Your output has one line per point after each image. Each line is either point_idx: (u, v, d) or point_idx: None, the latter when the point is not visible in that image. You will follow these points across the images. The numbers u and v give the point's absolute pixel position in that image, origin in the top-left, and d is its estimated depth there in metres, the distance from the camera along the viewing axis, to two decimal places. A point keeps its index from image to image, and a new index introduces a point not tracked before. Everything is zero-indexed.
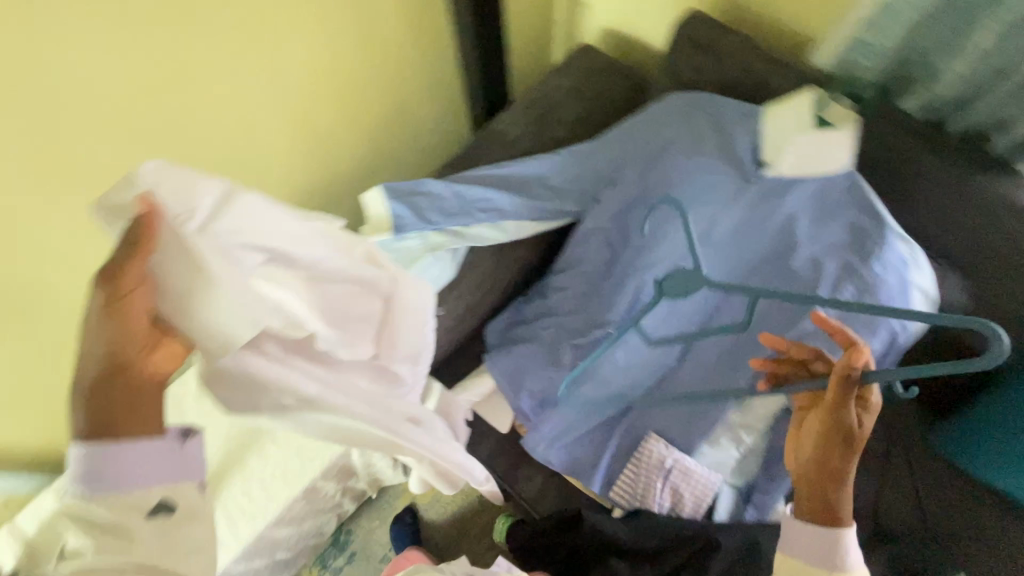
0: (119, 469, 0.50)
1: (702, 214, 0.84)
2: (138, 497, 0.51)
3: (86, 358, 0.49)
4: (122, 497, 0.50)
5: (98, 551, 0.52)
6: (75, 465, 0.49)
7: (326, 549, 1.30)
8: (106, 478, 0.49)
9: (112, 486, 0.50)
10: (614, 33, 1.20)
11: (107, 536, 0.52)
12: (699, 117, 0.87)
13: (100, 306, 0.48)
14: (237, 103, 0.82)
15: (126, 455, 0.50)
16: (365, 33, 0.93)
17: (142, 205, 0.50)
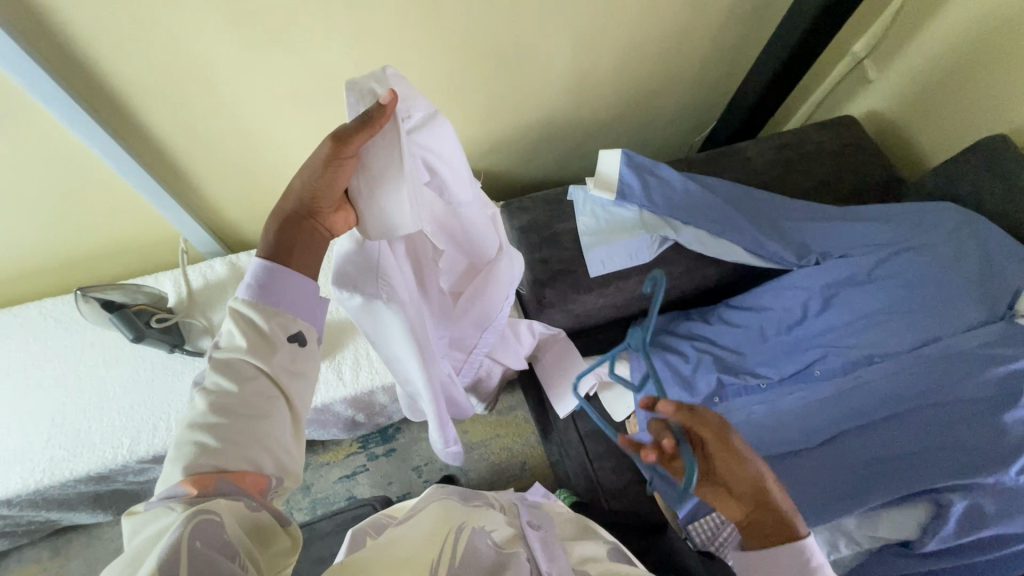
0: (279, 292, 0.52)
1: (923, 326, 0.83)
2: (284, 321, 0.52)
3: (290, 187, 0.54)
4: (274, 318, 0.51)
5: (248, 350, 0.49)
6: (249, 276, 0.52)
7: (372, 434, 1.34)
8: (272, 294, 0.52)
9: (268, 300, 0.51)
10: (889, 122, 1.19)
11: (257, 342, 0.50)
12: (967, 237, 0.85)
13: (323, 157, 0.51)
14: (560, 16, 0.88)
15: (284, 279, 0.52)
16: (684, 12, 0.97)
17: (387, 96, 0.51)
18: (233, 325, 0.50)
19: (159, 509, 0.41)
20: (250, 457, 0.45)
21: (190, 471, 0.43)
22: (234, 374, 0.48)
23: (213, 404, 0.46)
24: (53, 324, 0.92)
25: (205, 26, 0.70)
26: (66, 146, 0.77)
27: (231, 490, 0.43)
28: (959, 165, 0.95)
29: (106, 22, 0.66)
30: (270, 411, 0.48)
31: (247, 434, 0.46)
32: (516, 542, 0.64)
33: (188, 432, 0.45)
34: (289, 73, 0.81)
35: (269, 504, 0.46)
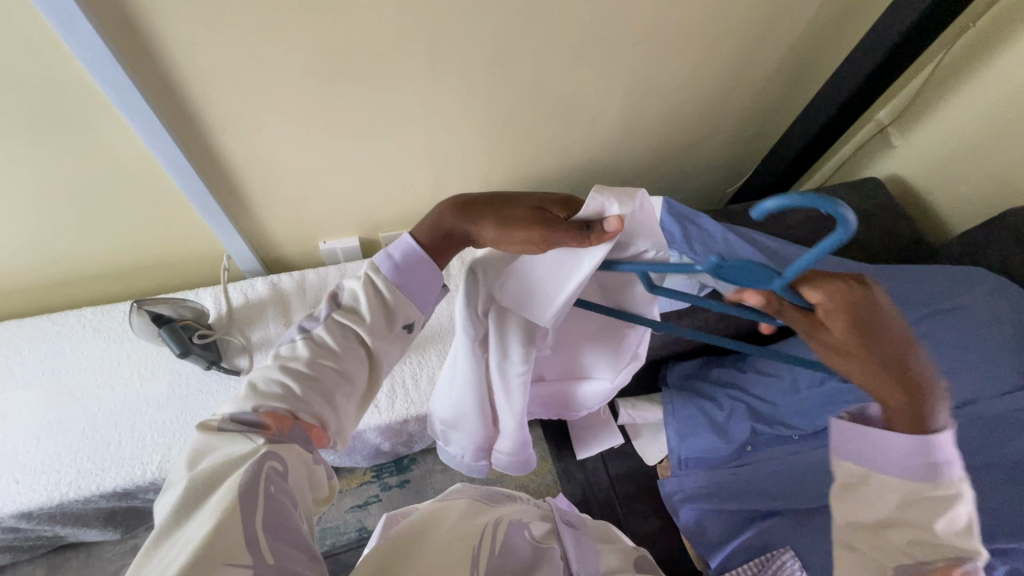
0: (412, 283, 0.50)
1: (962, 388, 0.84)
2: (406, 311, 0.50)
3: (478, 215, 0.51)
4: (399, 303, 0.49)
5: (370, 321, 0.47)
6: (394, 250, 0.50)
7: (386, 463, 1.30)
8: (405, 280, 0.49)
9: (402, 285, 0.49)
10: (910, 188, 1.26)
11: (379, 316, 0.48)
12: (1003, 302, 0.88)
13: (529, 232, 0.49)
14: (614, 72, 0.93)
15: (419, 275, 0.50)
16: (727, 76, 1.03)
17: (614, 223, 0.48)
18: (362, 289, 0.48)
19: (237, 435, 0.40)
20: (323, 412, 0.44)
21: (272, 406, 0.42)
22: (338, 336, 0.47)
23: (308, 352, 0.45)
24: (91, 333, 0.92)
25: (290, 61, 0.74)
26: (139, 162, 0.79)
27: (301, 441, 0.42)
28: (986, 236, 1.01)
29: (203, 54, 0.69)
30: (356, 380, 0.47)
31: (330, 391, 0.45)
32: (552, 537, 0.50)
33: (275, 371, 0.44)
34: (358, 109, 0.83)
35: (324, 460, 0.46)
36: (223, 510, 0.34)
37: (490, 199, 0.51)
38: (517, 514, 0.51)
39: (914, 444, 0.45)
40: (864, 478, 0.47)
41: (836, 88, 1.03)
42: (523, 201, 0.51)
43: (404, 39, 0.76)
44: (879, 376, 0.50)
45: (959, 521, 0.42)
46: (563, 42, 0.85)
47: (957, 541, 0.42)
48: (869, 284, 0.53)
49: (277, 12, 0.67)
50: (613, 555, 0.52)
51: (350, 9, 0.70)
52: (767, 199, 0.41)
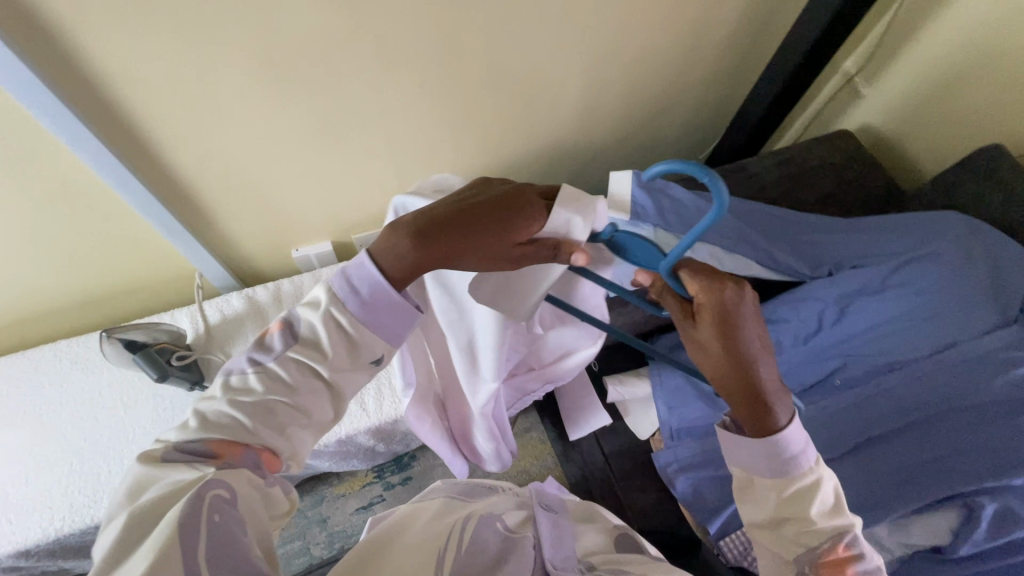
0: (381, 317, 0.48)
1: (940, 332, 0.84)
2: (370, 345, 0.48)
3: (462, 240, 0.47)
4: (363, 338, 0.48)
5: (329, 355, 0.47)
6: (361, 286, 0.47)
7: (387, 462, 1.30)
8: (372, 315, 0.48)
9: (373, 323, 0.48)
10: (882, 137, 1.25)
11: (339, 350, 0.47)
12: (974, 245, 0.89)
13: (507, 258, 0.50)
14: (570, 48, 0.91)
15: (394, 305, 0.48)
16: (686, 40, 1.01)
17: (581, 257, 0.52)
18: (319, 322, 0.47)
19: (184, 466, 0.40)
20: (277, 440, 0.44)
21: (221, 435, 0.42)
22: (293, 371, 0.46)
23: (262, 387, 0.45)
24: (69, 366, 0.91)
25: (234, 71, 0.71)
26: (90, 186, 0.77)
27: (250, 467, 0.43)
28: (958, 177, 1.01)
29: (139, 69, 0.67)
30: (315, 413, 0.47)
31: (284, 424, 0.45)
32: (527, 525, 0.50)
33: (225, 403, 0.44)
34: (313, 111, 0.81)
35: (282, 482, 0.46)
36: (161, 544, 0.33)
37: (473, 220, 0.47)
38: (490, 507, 0.51)
39: (767, 447, 0.49)
40: (749, 479, 0.51)
41: (798, 42, 1.01)
42: (509, 223, 0.48)
43: (349, 34, 0.74)
44: (728, 384, 0.49)
45: (824, 505, 0.49)
46: (514, 23, 0.83)
47: (830, 522, 0.48)
48: (744, 283, 0.50)
49: (212, 18, 0.65)
50: (591, 537, 0.52)
51: (287, 9, 0.68)
52: (662, 161, 0.44)
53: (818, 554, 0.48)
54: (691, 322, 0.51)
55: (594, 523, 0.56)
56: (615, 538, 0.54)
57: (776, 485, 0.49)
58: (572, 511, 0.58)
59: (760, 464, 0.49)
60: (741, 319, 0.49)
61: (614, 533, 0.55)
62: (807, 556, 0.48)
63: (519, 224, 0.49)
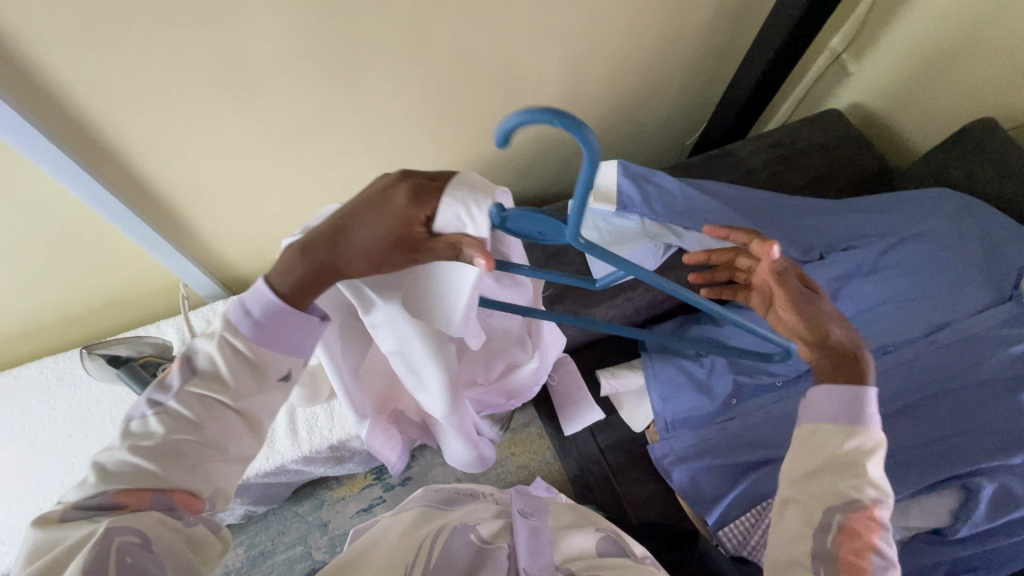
0: (276, 335, 0.45)
1: (933, 312, 0.83)
2: (276, 364, 0.46)
3: (338, 246, 0.42)
4: (265, 359, 0.45)
5: (230, 384, 0.44)
6: (251, 306, 0.44)
7: (385, 464, 1.27)
8: (266, 333, 0.45)
9: (270, 345, 0.45)
10: (872, 114, 1.23)
11: (242, 376, 0.44)
12: (966, 221, 0.88)
13: (393, 256, 0.43)
14: (547, 38, 0.90)
15: (285, 324, 0.45)
16: (666, 24, 0.99)
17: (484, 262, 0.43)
18: (215, 350, 0.44)
19: (86, 521, 0.38)
20: (190, 479, 0.42)
21: (122, 485, 0.40)
22: (197, 406, 0.43)
23: (162, 429, 0.42)
24: (55, 382, 0.90)
25: (201, 76, 0.70)
26: (60, 201, 0.76)
27: (162, 510, 0.40)
28: (948, 153, 0.99)
29: (100, 80, 0.65)
30: (229, 446, 0.44)
31: (197, 463, 0.42)
32: (504, 534, 0.49)
33: (123, 451, 0.41)
34: (286, 116, 0.80)
35: (208, 521, 0.44)
36: None
37: (350, 219, 0.42)
38: (466, 517, 0.51)
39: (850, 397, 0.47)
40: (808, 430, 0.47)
41: (780, 21, 0.99)
42: (385, 216, 0.41)
43: (318, 34, 0.72)
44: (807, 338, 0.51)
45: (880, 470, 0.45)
46: (486, 14, 0.81)
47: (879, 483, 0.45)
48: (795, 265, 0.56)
49: (172, 25, 0.64)
50: (576, 542, 0.51)
51: (250, 11, 0.66)
52: (509, 114, 0.35)
53: (857, 510, 0.43)
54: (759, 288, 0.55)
55: (581, 527, 0.55)
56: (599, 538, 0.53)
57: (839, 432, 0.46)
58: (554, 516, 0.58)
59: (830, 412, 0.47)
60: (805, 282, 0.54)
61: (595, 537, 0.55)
62: (842, 506, 0.43)
63: (399, 216, 0.41)
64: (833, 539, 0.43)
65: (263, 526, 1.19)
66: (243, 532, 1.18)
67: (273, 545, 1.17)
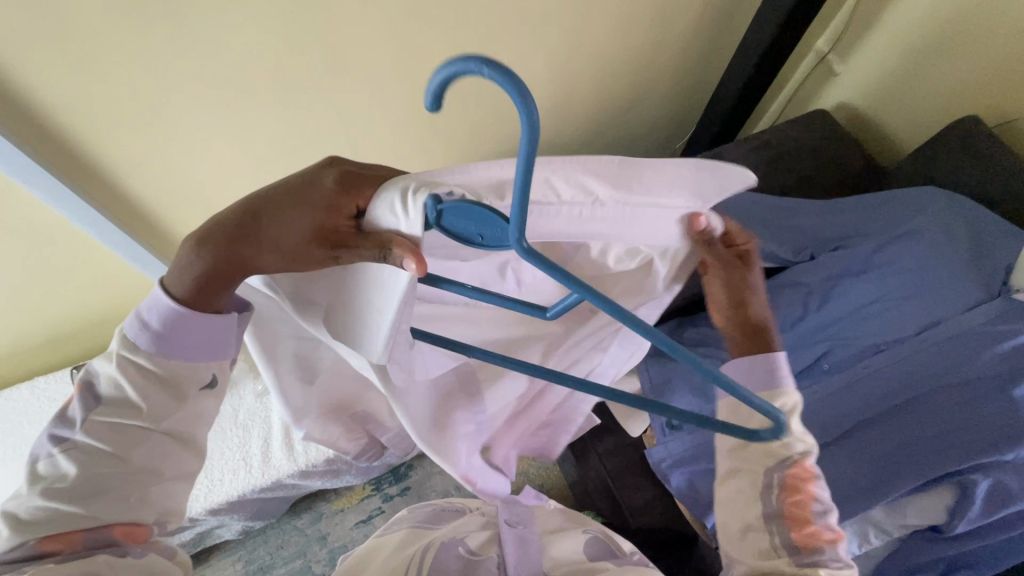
0: (184, 339, 0.43)
1: (925, 310, 0.84)
2: (191, 373, 0.45)
3: (250, 237, 0.42)
4: (175, 370, 0.44)
5: (145, 410, 0.43)
6: (153, 313, 0.43)
7: (383, 474, 1.26)
8: (173, 339, 0.43)
9: (173, 352, 0.43)
10: (858, 114, 1.24)
11: (154, 398, 0.43)
12: (952, 219, 0.88)
13: (309, 247, 0.40)
14: (533, 46, 0.90)
15: (192, 328, 0.43)
16: (650, 30, 1.00)
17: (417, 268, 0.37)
18: (118, 374, 0.43)
19: (18, 569, 0.39)
20: (123, 511, 0.42)
21: (43, 532, 0.39)
22: (109, 436, 0.42)
23: (76, 468, 0.41)
24: (47, 403, 0.90)
25: (186, 95, 0.70)
26: (47, 219, 0.75)
27: (99, 544, 0.41)
28: (934, 149, 1.01)
29: (86, 101, 0.65)
30: (167, 468, 0.45)
31: (130, 492, 0.42)
32: (491, 546, 0.50)
33: (36, 496, 0.40)
34: (276, 130, 0.80)
35: (153, 544, 0.44)
36: None
37: (269, 208, 0.42)
38: (451, 532, 0.51)
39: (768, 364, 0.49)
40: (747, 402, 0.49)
41: (764, 23, 1.00)
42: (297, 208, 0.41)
43: (306, 47, 0.73)
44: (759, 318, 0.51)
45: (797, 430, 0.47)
46: (471, 25, 0.82)
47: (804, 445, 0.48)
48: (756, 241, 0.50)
49: (158, 41, 0.64)
50: (560, 549, 0.51)
51: (234, 29, 0.67)
52: (433, 73, 0.30)
53: (788, 466, 0.46)
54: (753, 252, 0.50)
55: (566, 532, 0.55)
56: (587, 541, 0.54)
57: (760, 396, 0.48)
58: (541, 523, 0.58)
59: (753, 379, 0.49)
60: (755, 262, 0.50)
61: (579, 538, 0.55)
62: (781, 464, 0.47)
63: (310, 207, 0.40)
64: (777, 497, 0.46)
65: (262, 540, 1.18)
66: (242, 547, 1.17)
67: (272, 559, 1.16)
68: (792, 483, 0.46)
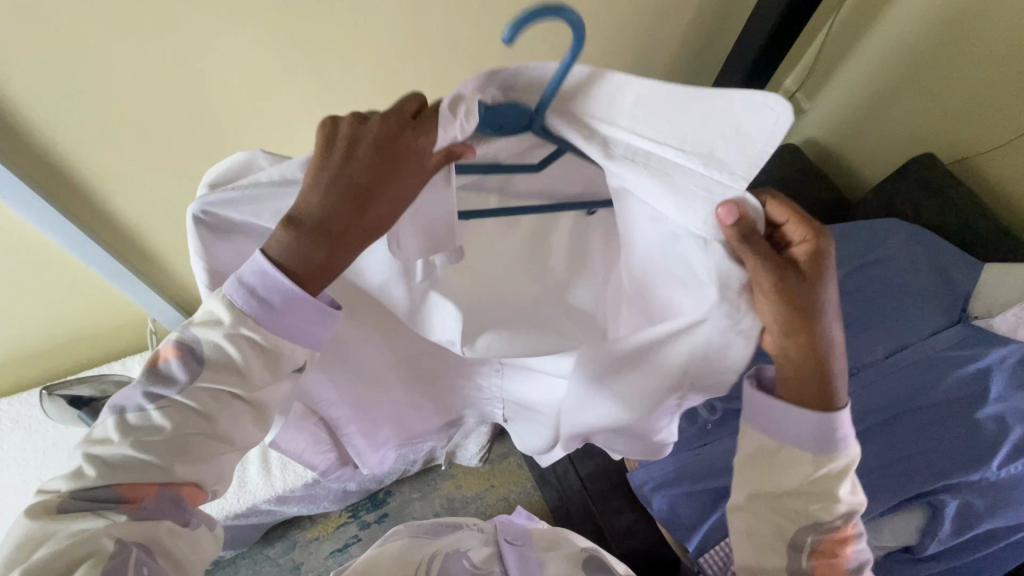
0: (293, 324, 0.39)
1: (894, 334, 0.87)
2: (292, 353, 0.40)
3: (355, 205, 0.36)
4: (282, 346, 0.39)
5: (247, 375, 0.38)
6: (263, 290, 0.38)
7: (361, 500, 1.23)
8: (281, 321, 0.39)
9: (283, 332, 0.39)
10: (824, 150, 1.31)
11: (257, 363, 0.39)
12: (914, 248, 0.93)
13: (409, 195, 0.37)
14: None
15: (303, 312, 0.39)
16: (631, 65, 1.05)
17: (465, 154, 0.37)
18: (227, 338, 0.38)
19: (84, 513, 0.34)
20: (201, 472, 0.38)
21: (127, 477, 0.35)
22: (208, 401, 0.38)
23: (169, 422, 0.37)
24: (11, 425, 0.86)
25: (177, 113, 0.70)
26: (23, 233, 0.74)
27: (170, 508, 0.36)
28: (895, 186, 1.06)
29: (73, 117, 0.65)
30: (236, 437, 0.40)
31: (202, 455, 0.38)
32: (491, 561, 0.49)
33: (121, 445, 0.36)
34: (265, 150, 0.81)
35: (205, 518, 0.40)
36: None
37: (358, 165, 0.36)
38: (455, 544, 0.50)
39: (824, 422, 0.46)
40: (775, 449, 0.48)
41: (738, 62, 1.06)
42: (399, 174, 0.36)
43: (297, 72, 0.74)
44: (819, 358, 0.45)
45: (848, 489, 0.47)
46: (460, 56, 0.85)
47: (850, 502, 0.48)
48: (830, 244, 0.42)
49: (151, 61, 0.64)
50: (559, 562, 0.50)
51: (228, 51, 0.68)
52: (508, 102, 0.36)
53: (826, 530, 0.47)
54: (820, 268, 0.42)
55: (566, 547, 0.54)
56: (584, 559, 0.51)
57: (809, 462, 0.47)
58: (538, 540, 0.56)
59: (802, 435, 0.46)
60: (826, 274, 0.43)
61: (580, 556, 0.52)
62: (818, 531, 0.47)
63: (417, 172, 0.36)
64: (809, 560, 0.47)
65: (232, 571, 1.13)
66: None
67: None
68: (825, 547, 0.47)
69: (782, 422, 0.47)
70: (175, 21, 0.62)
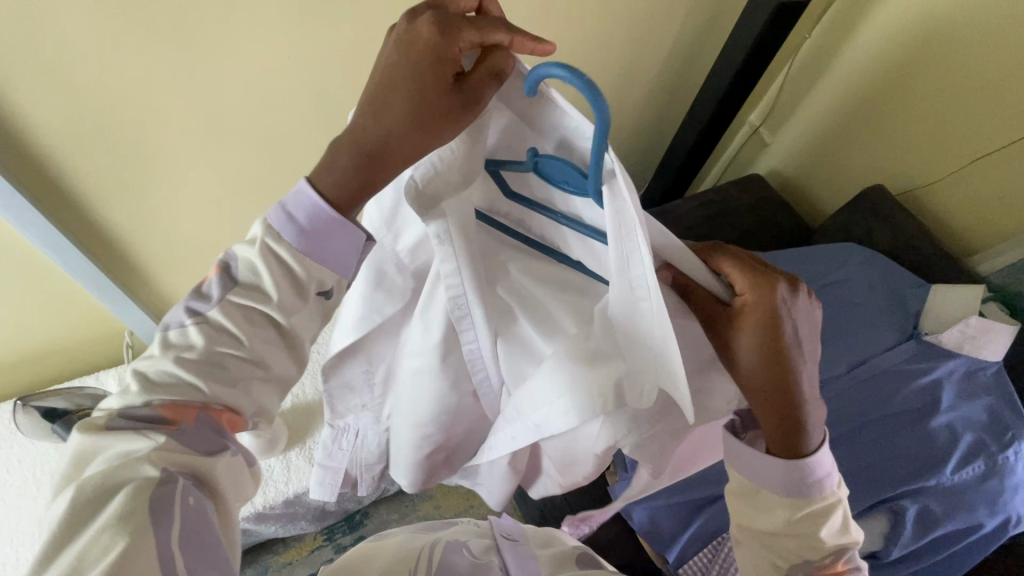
0: (326, 245, 0.39)
1: (854, 349, 0.94)
2: (319, 276, 0.40)
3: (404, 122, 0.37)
4: (309, 271, 0.39)
5: (276, 298, 0.39)
6: (295, 210, 0.39)
7: (337, 523, 1.20)
8: (316, 243, 0.39)
9: (317, 253, 0.39)
10: (786, 182, 1.42)
11: (285, 288, 0.39)
12: (869, 269, 1.01)
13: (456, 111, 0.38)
14: None
15: (334, 234, 0.39)
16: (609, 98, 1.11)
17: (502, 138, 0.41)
18: (258, 259, 0.39)
19: (131, 432, 0.35)
20: (237, 398, 0.39)
21: (170, 397, 0.37)
22: (241, 322, 0.39)
23: (204, 341, 0.38)
24: None
25: (173, 125, 0.72)
26: (3, 237, 0.72)
27: (209, 432, 0.37)
28: (851, 214, 1.15)
29: (68, 126, 0.66)
30: (272, 364, 0.40)
31: (239, 379, 0.39)
32: (490, 553, 0.51)
33: (165, 362, 0.38)
34: (257, 163, 0.82)
35: (243, 448, 0.41)
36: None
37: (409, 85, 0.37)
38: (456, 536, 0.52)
39: (787, 469, 0.48)
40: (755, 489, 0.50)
41: (707, 97, 1.14)
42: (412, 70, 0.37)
43: (292, 90, 0.77)
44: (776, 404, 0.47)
45: (836, 525, 0.49)
46: None
47: (836, 540, 0.49)
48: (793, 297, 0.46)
49: (150, 71, 0.66)
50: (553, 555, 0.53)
51: (228, 68, 0.70)
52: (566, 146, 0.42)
53: (818, 567, 0.48)
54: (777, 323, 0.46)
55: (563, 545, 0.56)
56: (575, 558, 0.53)
57: (787, 505, 0.48)
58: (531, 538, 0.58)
59: (775, 481, 0.49)
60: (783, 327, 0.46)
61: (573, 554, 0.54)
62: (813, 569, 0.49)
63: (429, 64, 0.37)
64: None
65: None
66: None
67: None
68: None
69: (747, 461, 0.51)
70: (177, 35, 0.64)
